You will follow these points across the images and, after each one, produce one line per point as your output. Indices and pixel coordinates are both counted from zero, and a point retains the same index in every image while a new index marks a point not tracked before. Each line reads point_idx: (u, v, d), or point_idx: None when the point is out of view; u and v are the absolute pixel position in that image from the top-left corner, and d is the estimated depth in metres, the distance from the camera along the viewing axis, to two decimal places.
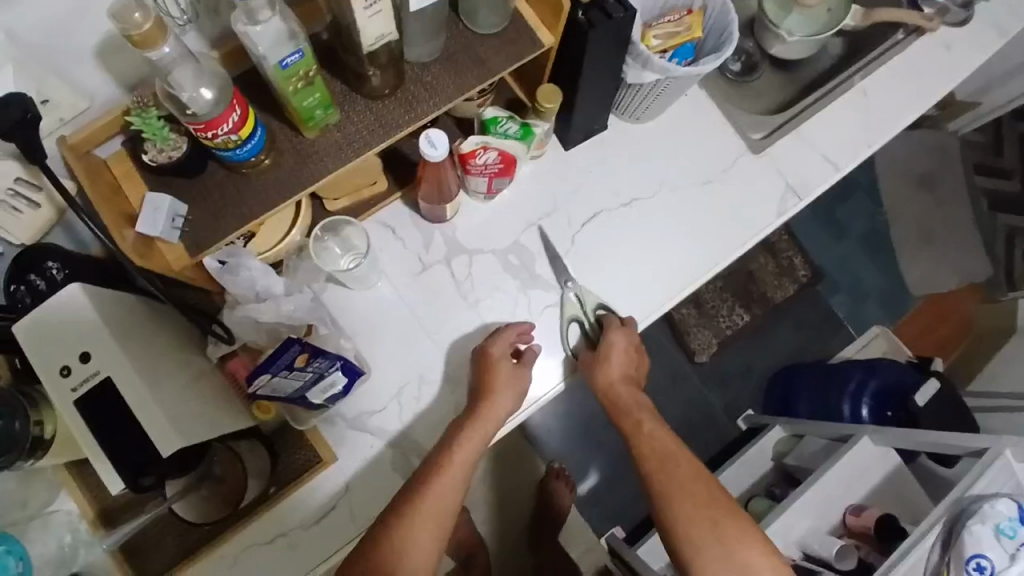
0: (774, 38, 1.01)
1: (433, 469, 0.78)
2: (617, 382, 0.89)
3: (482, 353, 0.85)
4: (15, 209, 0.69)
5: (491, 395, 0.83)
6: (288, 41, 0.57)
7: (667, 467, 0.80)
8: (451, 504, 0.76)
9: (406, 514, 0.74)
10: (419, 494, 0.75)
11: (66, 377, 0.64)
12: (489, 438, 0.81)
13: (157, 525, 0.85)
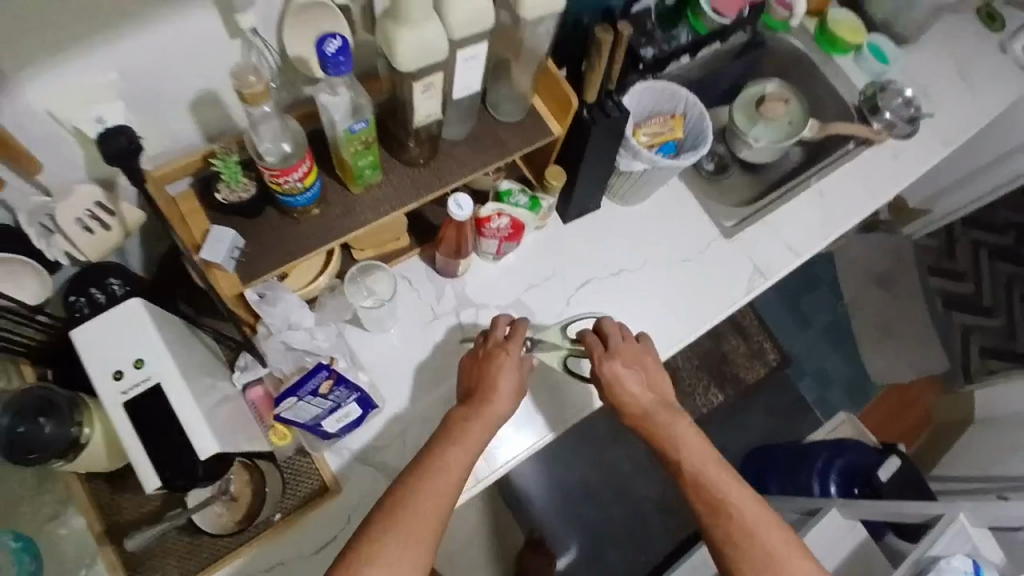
0: (743, 144, 1.20)
1: (433, 465, 0.74)
2: (650, 403, 0.84)
3: (490, 355, 0.87)
4: (89, 229, 0.77)
5: (495, 393, 0.83)
6: (355, 113, 0.71)
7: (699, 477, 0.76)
8: (439, 515, 0.70)
9: (402, 511, 0.69)
10: (415, 489, 0.71)
11: (117, 380, 0.70)
12: (484, 441, 0.79)
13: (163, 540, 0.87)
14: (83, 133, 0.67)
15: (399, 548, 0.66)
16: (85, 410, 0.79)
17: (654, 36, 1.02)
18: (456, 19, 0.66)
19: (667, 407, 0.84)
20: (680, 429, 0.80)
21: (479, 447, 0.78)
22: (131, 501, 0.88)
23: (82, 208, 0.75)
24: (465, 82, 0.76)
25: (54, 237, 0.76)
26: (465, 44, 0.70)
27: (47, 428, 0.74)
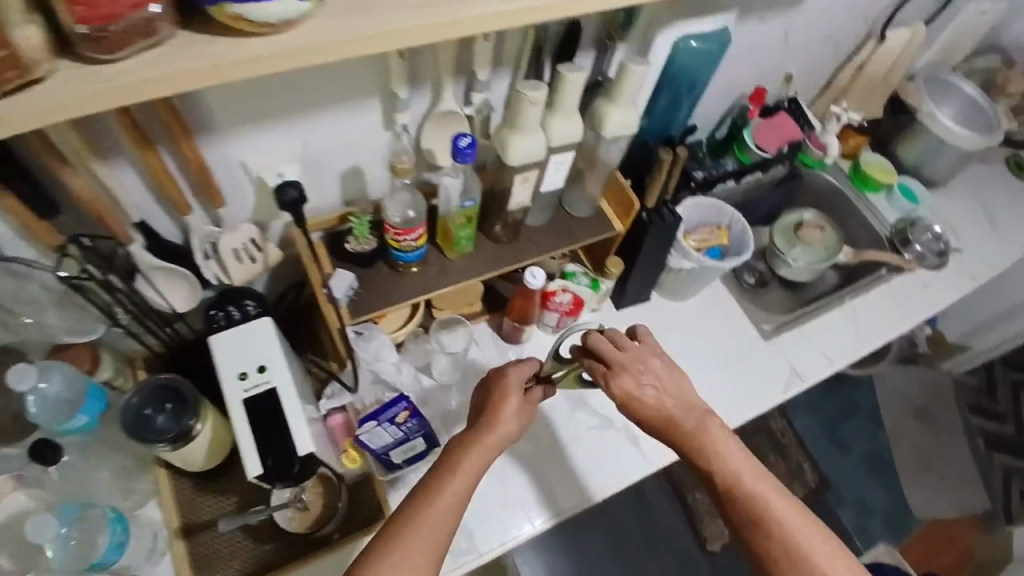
0: (782, 263, 1.33)
1: (433, 489, 0.72)
2: (677, 414, 0.79)
3: (495, 381, 0.86)
4: (243, 259, 0.90)
5: (497, 420, 0.80)
6: (465, 193, 0.91)
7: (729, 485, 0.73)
8: (444, 533, 0.69)
9: (399, 535, 0.67)
10: (414, 515, 0.69)
11: (242, 380, 0.84)
12: (489, 461, 0.77)
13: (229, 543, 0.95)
14: (264, 182, 0.85)
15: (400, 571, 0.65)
16: (198, 410, 0.88)
17: (705, 163, 1.20)
18: (555, 131, 0.87)
19: (692, 415, 0.79)
20: (708, 437, 0.77)
21: (480, 472, 0.75)
22: (206, 503, 0.96)
23: (240, 240, 0.89)
24: (552, 180, 0.96)
25: (211, 260, 0.89)
26: (559, 149, 0.91)
27: (160, 418, 0.86)
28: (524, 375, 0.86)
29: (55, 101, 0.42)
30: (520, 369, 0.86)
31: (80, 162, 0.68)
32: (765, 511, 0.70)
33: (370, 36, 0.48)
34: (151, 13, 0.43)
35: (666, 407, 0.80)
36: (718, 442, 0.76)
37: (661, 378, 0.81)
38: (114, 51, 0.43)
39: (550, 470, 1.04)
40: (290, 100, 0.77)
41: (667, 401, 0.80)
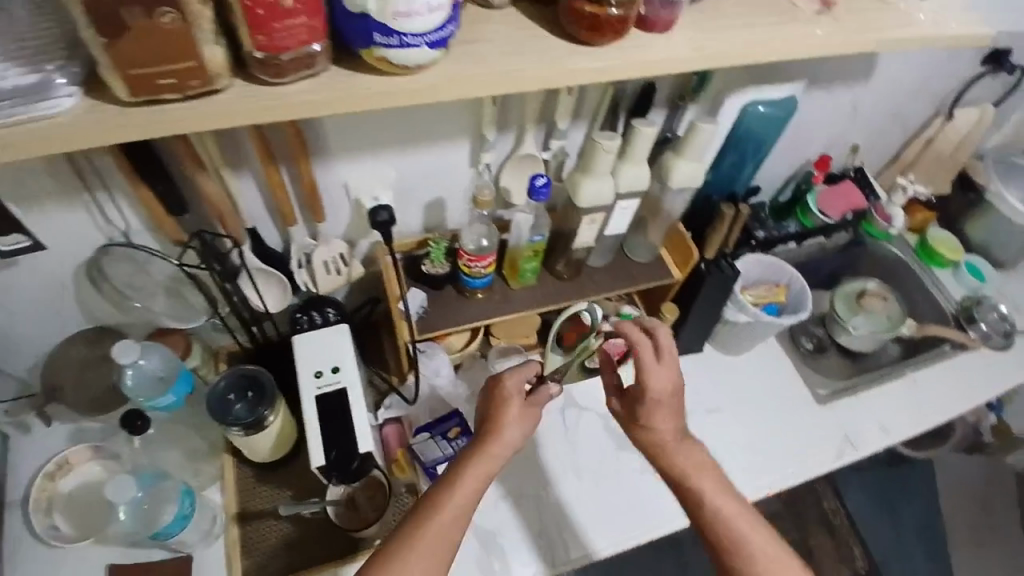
0: (842, 330, 1.30)
1: (442, 495, 0.74)
2: (671, 441, 0.84)
3: (496, 387, 0.85)
4: (334, 271, 1.01)
5: (501, 428, 0.81)
6: (534, 229, 0.98)
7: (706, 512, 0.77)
8: (453, 538, 0.71)
9: (415, 535, 0.70)
10: (426, 517, 0.71)
11: (317, 377, 0.92)
12: (492, 473, 0.77)
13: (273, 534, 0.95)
14: (361, 203, 0.95)
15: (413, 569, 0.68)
16: (274, 401, 0.93)
17: (767, 223, 1.24)
18: (624, 179, 0.95)
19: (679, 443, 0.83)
20: (686, 460, 0.82)
21: (487, 478, 0.77)
22: (267, 491, 0.98)
23: (331, 254, 0.99)
24: (617, 224, 1.03)
25: (303, 269, 0.99)
26: (626, 196, 0.98)
27: (238, 405, 0.90)
28: (523, 379, 0.86)
29: (233, 112, 0.50)
30: (519, 375, 0.86)
31: (213, 167, 0.79)
32: (747, 543, 0.74)
33: (483, 81, 0.57)
34: (313, 51, 0.51)
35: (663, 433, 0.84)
36: (695, 469, 0.81)
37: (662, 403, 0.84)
38: (278, 77, 0.51)
39: (574, 513, 1.05)
40: (393, 133, 0.88)
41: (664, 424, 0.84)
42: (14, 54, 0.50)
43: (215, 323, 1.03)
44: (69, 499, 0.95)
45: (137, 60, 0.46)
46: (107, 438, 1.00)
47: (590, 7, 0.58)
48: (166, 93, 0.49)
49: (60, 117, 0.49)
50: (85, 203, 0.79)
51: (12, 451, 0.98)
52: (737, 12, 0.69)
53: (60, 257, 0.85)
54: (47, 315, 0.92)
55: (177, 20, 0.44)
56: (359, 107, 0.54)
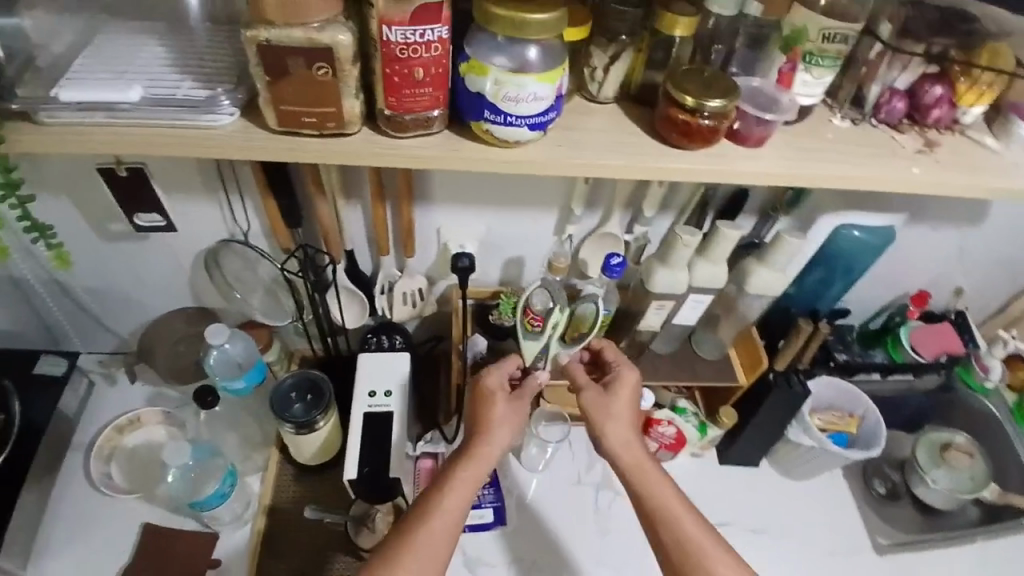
0: (919, 480, 1.20)
1: (430, 504, 0.78)
2: (630, 445, 0.87)
3: (478, 385, 0.90)
4: (409, 303, 1.09)
5: (487, 427, 0.86)
6: (601, 303, 1.02)
7: (658, 519, 0.82)
8: (447, 544, 0.76)
9: (407, 545, 0.75)
10: (419, 526, 0.76)
11: (371, 396, 0.98)
12: (484, 476, 0.82)
13: (297, 535, 1.00)
14: (447, 248, 1.03)
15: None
16: (327, 408, 0.99)
17: (851, 348, 1.21)
18: (698, 274, 0.97)
19: (642, 450, 0.87)
20: (638, 463, 0.86)
21: (477, 483, 0.81)
22: (300, 492, 1.04)
23: (412, 287, 1.07)
24: (686, 315, 1.05)
25: (383, 296, 1.07)
26: (699, 290, 0.99)
27: (297, 405, 0.98)
28: (506, 375, 0.91)
29: (357, 153, 0.59)
30: (496, 373, 0.90)
31: (331, 194, 0.89)
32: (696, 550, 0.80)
33: (571, 163, 0.63)
34: (432, 115, 0.59)
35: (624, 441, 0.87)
36: (648, 472, 0.85)
37: (621, 416, 0.88)
38: (400, 132, 0.60)
39: None
40: (490, 191, 0.96)
41: (626, 433, 0.87)
42: (195, 70, 0.60)
43: (297, 326, 1.14)
44: (129, 454, 1.04)
45: (289, 99, 0.55)
46: (179, 407, 1.09)
47: (684, 116, 0.63)
48: (305, 129, 0.58)
49: (217, 129, 0.58)
50: (219, 200, 0.92)
51: (95, 398, 1.10)
52: (834, 137, 0.71)
53: (186, 240, 0.98)
54: (162, 286, 1.06)
55: (328, 74, 0.53)
56: (459, 166, 0.61)
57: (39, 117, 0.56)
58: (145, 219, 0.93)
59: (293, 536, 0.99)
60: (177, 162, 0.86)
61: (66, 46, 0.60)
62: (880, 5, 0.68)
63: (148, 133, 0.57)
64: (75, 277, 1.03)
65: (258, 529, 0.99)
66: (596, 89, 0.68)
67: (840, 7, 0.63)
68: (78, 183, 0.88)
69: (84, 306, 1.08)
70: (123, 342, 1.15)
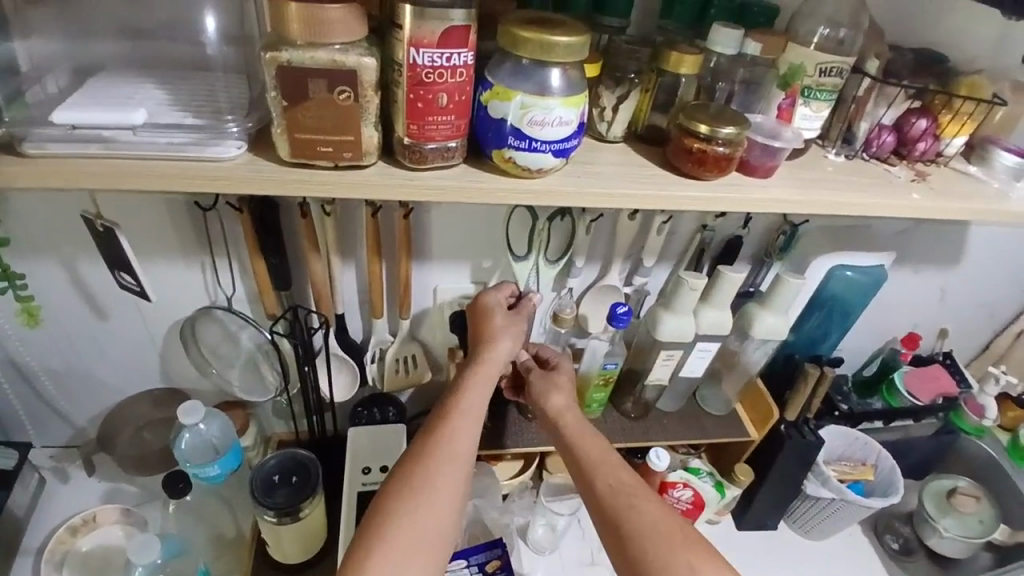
0: (931, 530, 1.14)
1: (448, 408, 0.70)
2: (567, 411, 0.81)
3: (477, 303, 0.84)
4: (402, 370, 1.01)
5: (490, 340, 0.79)
6: (609, 355, 0.98)
7: (589, 470, 0.71)
8: (464, 453, 0.66)
9: (408, 467, 0.64)
10: (433, 434, 0.67)
11: (364, 473, 0.89)
12: (490, 381, 0.74)
13: None
14: (444, 308, 0.97)
15: (419, 505, 0.61)
16: (315, 494, 0.88)
17: (851, 398, 1.14)
18: (705, 320, 0.95)
19: (581, 418, 0.80)
20: (583, 431, 0.77)
21: (490, 387, 0.74)
22: None
23: (405, 352, 1.00)
24: (692, 367, 1.03)
25: (375, 364, 1.00)
26: (706, 337, 0.97)
27: (281, 490, 0.87)
28: (503, 295, 0.85)
29: (375, 186, 0.55)
30: (497, 292, 0.85)
31: (326, 251, 0.84)
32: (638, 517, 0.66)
33: (591, 193, 0.61)
34: (452, 146, 0.57)
35: (562, 408, 0.81)
36: (592, 440, 0.76)
37: (563, 387, 0.85)
38: (418, 164, 0.57)
39: None
40: (489, 241, 0.93)
41: (564, 403, 0.82)
42: (199, 106, 0.57)
43: (276, 406, 1.04)
44: (82, 559, 0.90)
45: (307, 125, 0.52)
46: (139, 504, 0.97)
47: (699, 144, 0.64)
48: (320, 159, 0.54)
49: (225, 163, 0.54)
50: (203, 263, 0.86)
51: (45, 498, 0.97)
52: (834, 169, 0.72)
53: (162, 308, 0.90)
54: (130, 362, 0.96)
55: (350, 98, 0.51)
56: (479, 198, 0.59)
57: (23, 147, 0.52)
58: (124, 280, 0.77)
59: None
60: (171, 207, 0.80)
61: (62, 87, 0.57)
62: (865, 45, 0.70)
63: (146, 165, 0.53)
64: (43, 341, 0.91)
65: None
66: (605, 129, 0.68)
67: (832, 45, 0.67)
68: (60, 231, 0.81)
69: (39, 390, 0.96)
70: (77, 434, 1.02)
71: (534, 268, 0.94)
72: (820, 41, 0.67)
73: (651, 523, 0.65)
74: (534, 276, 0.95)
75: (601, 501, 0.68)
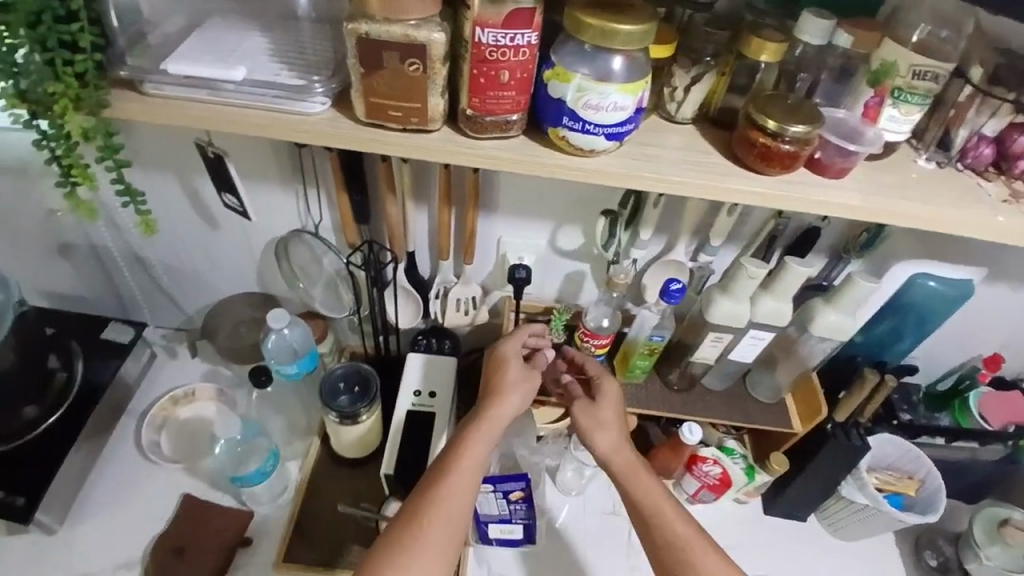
0: (972, 555, 1.10)
1: (448, 463, 0.79)
2: (622, 446, 0.88)
3: (494, 352, 0.91)
4: (465, 311, 1.09)
5: (500, 393, 0.86)
6: (657, 327, 1.00)
7: (651, 519, 0.82)
8: (461, 505, 0.77)
9: (417, 517, 0.75)
10: (438, 485, 0.77)
11: (415, 395, 1.01)
12: (494, 434, 0.82)
13: (325, 527, 1.02)
14: (506, 259, 1.03)
15: (419, 554, 0.73)
16: (372, 404, 1.00)
17: (917, 409, 1.09)
18: (761, 309, 0.94)
19: (635, 455, 0.87)
20: (624, 465, 0.86)
21: (492, 441, 0.82)
22: (336, 485, 1.06)
23: (466, 294, 1.07)
24: (742, 352, 1.02)
25: (438, 300, 1.08)
26: (758, 325, 0.96)
27: (344, 396, 1.01)
28: (520, 344, 0.92)
29: (439, 151, 0.60)
30: (512, 342, 0.91)
31: (401, 195, 0.92)
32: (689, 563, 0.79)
33: (642, 177, 0.63)
34: (511, 119, 0.60)
35: (612, 447, 0.88)
36: (644, 479, 0.85)
37: (609, 422, 0.90)
38: (479, 133, 0.61)
39: None
40: (556, 202, 0.96)
41: (616, 439, 0.88)
42: (291, 60, 0.64)
43: (352, 322, 1.16)
44: (179, 425, 1.12)
45: (380, 91, 0.57)
46: (232, 386, 1.17)
47: (764, 139, 0.62)
48: (391, 122, 0.60)
49: (310, 117, 0.62)
50: (297, 191, 0.97)
51: (155, 369, 1.19)
52: (917, 177, 0.67)
53: (262, 228, 1.04)
54: (234, 268, 1.12)
55: (419, 70, 0.56)
56: (536, 171, 0.62)
57: (145, 88, 0.63)
58: (228, 202, 0.90)
59: (323, 527, 1.02)
60: (277, 150, 0.91)
61: (178, 29, 0.67)
62: (967, 50, 0.65)
63: (244, 114, 0.62)
64: (162, 241, 1.09)
65: (290, 510, 1.04)
66: (674, 109, 0.68)
67: (936, 42, 0.63)
68: (178, 152, 0.94)
69: (156, 279, 1.17)
70: (188, 319, 1.24)
71: (616, 240, 0.97)
72: (922, 37, 0.63)
73: (701, 566, 0.78)
74: (616, 246, 0.98)
75: (656, 544, 0.81)
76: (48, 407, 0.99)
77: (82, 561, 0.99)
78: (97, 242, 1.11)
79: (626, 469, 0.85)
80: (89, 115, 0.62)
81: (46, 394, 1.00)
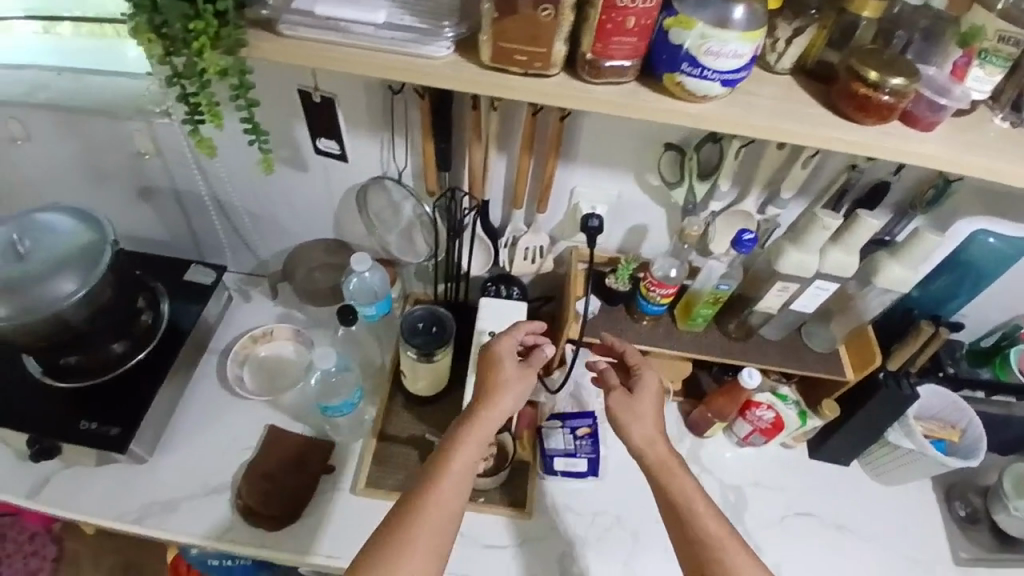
0: (1000, 506, 1.18)
1: (440, 466, 0.80)
2: (658, 442, 0.89)
3: (488, 350, 0.91)
4: (536, 259, 1.14)
5: (492, 395, 0.87)
6: (724, 277, 1.04)
7: (682, 515, 0.83)
8: (452, 508, 0.78)
9: (409, 520, 0.76)
10: (429, 488, 0.79)
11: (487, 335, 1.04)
12: (487, 438, 0.84)
13: (402, 456, 1.10)
14: (578, 209, 1.07)
15: (411, 558, 0.74)
16: (444, 346, 1.06)
17: (960, 363, 1.15)
18: (830, 261, 0.97)
19: (667, 447, 0.89)
20: (654, 459, 0.88)
21: (482, 444, 0.83)
22: (408, 421, 1.13)
23: (535, 244, 1.12)
24: (804, 302, 1.06)
25: (507, 249, 1.13)
26: (825, 276, 1.00)
27: (422, 335, 1.07)
28: (513, 343, 0.92)
29: (558, 93, 0.64)
30: (505, 342, 0.91)
31: (486, 143, 0.96)
32: (718, 561, 0.79)
33: (745, 124, 0.66)
34: (626, 66, 0.63)
35: (643, 441, 0.90)
36: (677, 473, 0.86)
37: (646, 415, 0.91)
38: (596, 79, 0.64)
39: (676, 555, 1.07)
40: (631, 155, 0.99)
41: (651, 431, 0.90)
42: (416, 7, 0.67)
43: (419, 270, 1.22)
44: (260, 362, 1.20)
45: (509, 36, 0.61)
46: (308, 327, 1.24)
47: (866, 90, 0.65)
48: (515, 67, 0.63)
49: (436, 60, 0.65)
50: (384, 138, 1.01)
51: (232, 310, 1.25)
52: (996, 136, 0.70)
53: (346, 174, 1.08)
54: (312, 213, 1.17)
55: (550, 15, 0.59)
56: (643, 116, 0.66)
57: (280, 28, 0.66)
58: (325, 144, 1.03)
59: (400, 456, 1.10)
60: (369, 87, 0.94)
61: None
62: None
63: (374, 55, 0.65)
64: (247, 185, 1.14)
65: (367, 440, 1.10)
66: (774, 60, 0.70)
67: (1016, 13, 0.65)
68: (279, 99, 0.97)
69: (236, 223, 1.22)
70: (262, 265, 1.30)
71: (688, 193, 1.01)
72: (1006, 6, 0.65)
73: (730, 562, 0.79)
74: (689, 202, 1.03)
75: (688, 538, 0.82)
76: (135, 343, 1.08)
77: (179, 480, 1.07)
78: (180, 186, 1.16)
79: (657, 462, 0.87)
80: (225, 54, 0.66)
81: (133, 332, 1.07)
